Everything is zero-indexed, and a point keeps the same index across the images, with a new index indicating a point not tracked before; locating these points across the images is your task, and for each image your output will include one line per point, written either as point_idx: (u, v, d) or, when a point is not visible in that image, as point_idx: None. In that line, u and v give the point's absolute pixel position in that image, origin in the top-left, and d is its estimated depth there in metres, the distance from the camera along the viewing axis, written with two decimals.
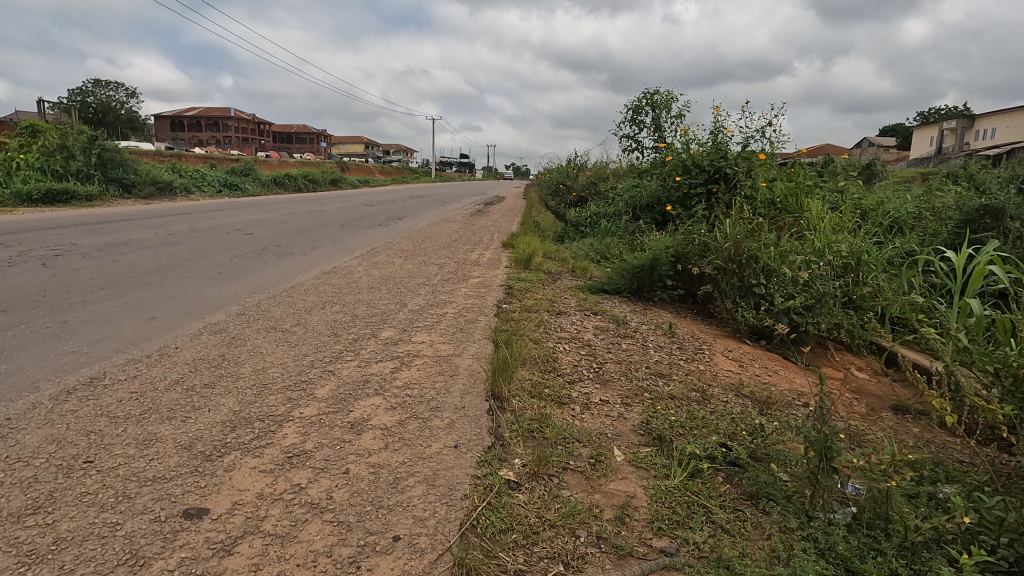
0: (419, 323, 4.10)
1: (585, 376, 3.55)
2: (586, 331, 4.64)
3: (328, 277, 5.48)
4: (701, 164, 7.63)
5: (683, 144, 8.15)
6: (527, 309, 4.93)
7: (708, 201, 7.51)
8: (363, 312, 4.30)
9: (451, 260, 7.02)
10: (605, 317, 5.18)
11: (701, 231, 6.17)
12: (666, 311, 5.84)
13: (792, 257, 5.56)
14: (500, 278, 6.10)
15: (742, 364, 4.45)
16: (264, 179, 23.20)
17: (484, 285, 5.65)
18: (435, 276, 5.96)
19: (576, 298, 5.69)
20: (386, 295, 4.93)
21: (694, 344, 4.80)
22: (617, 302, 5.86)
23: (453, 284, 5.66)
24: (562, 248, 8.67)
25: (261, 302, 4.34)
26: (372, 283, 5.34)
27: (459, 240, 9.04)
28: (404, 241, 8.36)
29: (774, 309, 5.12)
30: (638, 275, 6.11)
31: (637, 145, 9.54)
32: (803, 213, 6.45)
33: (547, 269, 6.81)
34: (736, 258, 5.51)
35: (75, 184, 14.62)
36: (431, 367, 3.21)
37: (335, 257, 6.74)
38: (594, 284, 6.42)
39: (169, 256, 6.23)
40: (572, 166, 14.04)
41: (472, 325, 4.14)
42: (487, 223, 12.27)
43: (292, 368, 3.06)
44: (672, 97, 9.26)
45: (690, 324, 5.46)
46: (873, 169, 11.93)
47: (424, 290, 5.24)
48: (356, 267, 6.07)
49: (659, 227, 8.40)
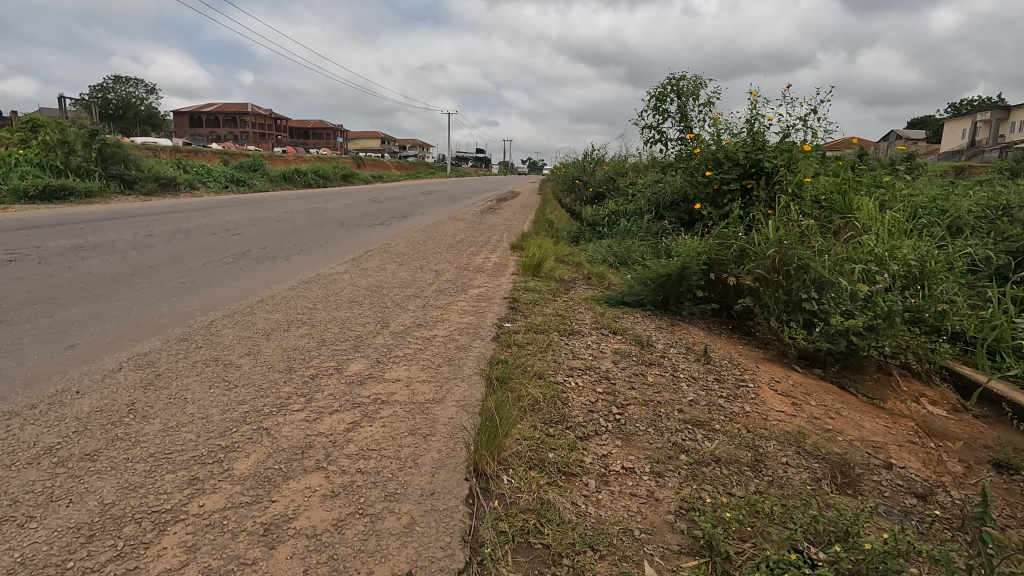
0: (399, 351, 3.36)
1: (602, 427, 2.77)
2: (603, 358, 3.86)
3: (306, 288, 4.77)
4: (734, 157, 6.76)
5: (714, 136, 7.28)
6: (534, 329, 4.17)
7: (742, 200, 6.65)
8: (334, 336, 3.57)
9: (452, 266, 6.26)
10: (627, 338, 4.39)
11: (738, 236, 5.33)
12: (697, 329, 5.02)
13: (849, 267, 4.70)
14: (505, 288, 5.33)
15: (794, 401, 3.64)
16: (273, 174, 22.70)
17: (485, 297, 4.89)
18: (430, 286, 5.21)
19: (592, 313, 4.89)
20: (368, 311, 4.20)
21: (734, 373, 3.99)
22: (640, 317, 5.05)
23: (449, 295, 4.90)
24: (577, 250, 7.87)
25: (215, 323, 3.64)
26: (355, 296, 4.64)
27: (465, 241, 8.28)
28: (403, 242, 7.66)
29: (829, 329, 4.28)
30: (663, 285, 5.30)
31: (660, 137, 8.69)
32: (857, 215, 5.57)
33: (560, 276, 6.04)
34: (782, 267, 4.67)
35: (74, 180, 14.19)
36: (400, 421, 2.46)
37: (322, 262, 6.05)
38: (613, 294, 5.63)
39: (136, 262, 5.59)
40: (589, 161, 13.24)
41: (463, 355, 3.38)
42: (498, 222, 11.49)
43: (217, 422, 2.33)
44: (701, 83, 8.37)
45: (726, 346, 4.64)
46: (918, 163, 10.93)
47: (415, 304, 4.50)
48: (341, 276, 5.35)
49: (686, 228, 7.56)
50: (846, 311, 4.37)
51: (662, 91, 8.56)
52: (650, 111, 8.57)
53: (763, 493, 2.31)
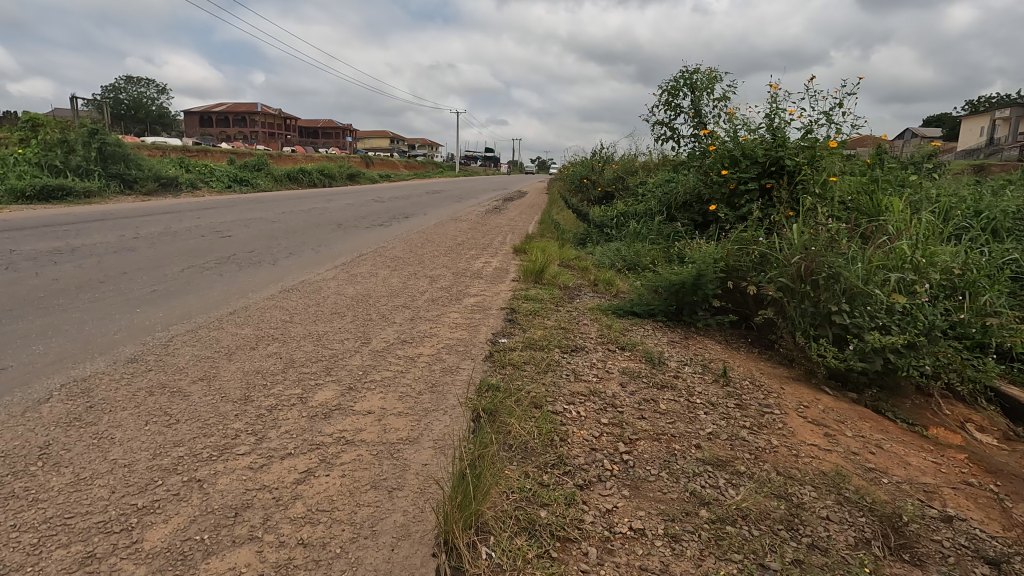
0: (376, 374, 2.96)
1: (606, 472, 2.35)
2: (609, 381, 3.43)
3: (286, 297, 4.39)
4: (752, 155, 6.30)
5: (731, 132, 6.81)
6: (533, 346, 3.76)
7: (761, 200, 6.19)
8: (306, 355, 3.18)
9: (448, 271, 5.86)
10: (636, 355, 3.97)
11: (758, 241, 4.89)
12: (714, 344, 4.57)
13: (883, 277, 4.24)
14: (504, 296, 4.92)
15: (826, 433, 3.20)
16: (277, 174, 22.45)
17: (481, 308, 4.47)
18: (422, 295, 4.81)
19: (598, 327, 4.47)
20: (349, 324, 3.80)
21: (757, 397, 3.55)
22: (650, 330, 4.62)
23: (441, 305, 4.50)
24: (583, 253, 7.44)
25: (175, 341, 3.26)
26: (339, 306, 4.26)
27: (465, 244, 7.87)
28: (400, 245, 7.28)
29: (863, 347, 3.83)
30: (676, 294, 4.86)
31: (672, 134, 8.24)
32: (890, 217, 5.09)
33: (564, 283, 5.62)
34: (809, 276, 4.21)
35: (73, 180, 13.96)
36: (363, 469, 2.06)
37: (310, 267, 5.67)
38: (621, 302, 5.20)
39: (110, 266, 5.24)
40: (597, 159, 12.81)
41: (449, 378, 2.97)
42: (502, 223, 11.08)
43: (141, 471, 1.94)
44: (716, 76, 7.90)
45: (747, 364, 4.20)
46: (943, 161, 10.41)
47: (403, 316, 4.10)
48: (327, 282, 4.96)
49: (700, 231, 7.10)
50: (881, 326, 3.91)
51: (674, 85, 8.10)
52: (661, 106, 8.11)
53: (805, 566, 1.89)
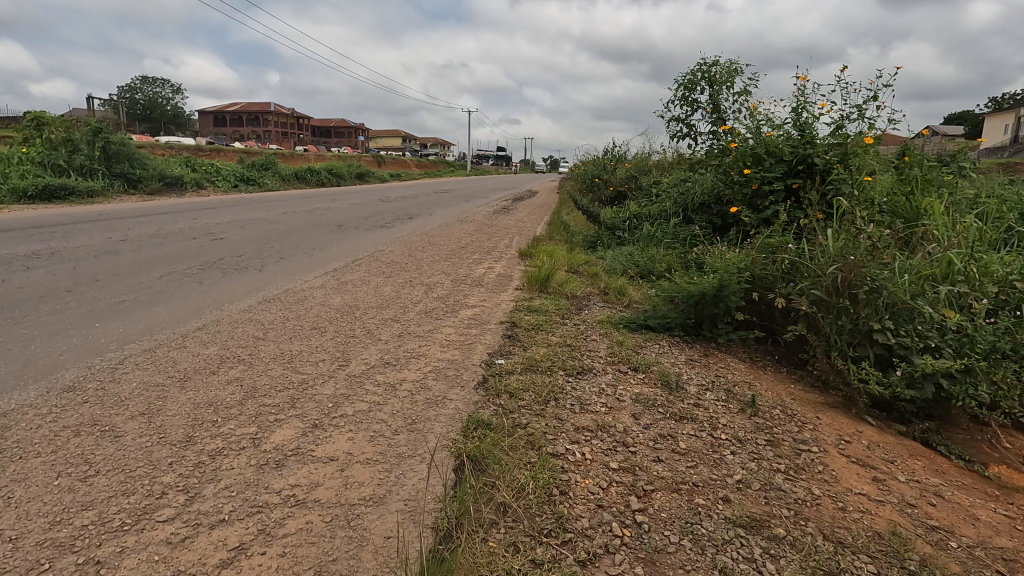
0: (348, 408, 2.55)
1: (616, 541, 1.91)
2: (620, 412, 2.99)
3: (264, 309, 4.00)
4: (777, 153, 5.80)
5: (753, 128, 6.32)
6: (533, 368, 3.33)
7: (786, 202, 5.70)
8: (272, 382, 2.78)
9: (446, 278, 5.44)
10: (650, 379, 3.51)
11: (786, 249, 4.41)
12: (737, 363, 4.10)
13: (932, 290, 3.74)
14: (505, 308, 4.49)
15: (875, 477, 2.73)
16: (285, 173, 22.23)
17: (479, 322, 4.06)
18: (414, 305, 4.40)
19: (607, 343, 4.03)
20: (328, 342, 3.40)
21: (790, 431, 3.08)
22: (666, 346, 4.17)
23: (435, 318, 4.08)
24: (593, 257, 6.98)
25: (126, 363, 2.89)
26: (321, 319, 3.86)
27: (469, 248, 7.46)
28: (399, 249, 6.88)
29: (912, 372, 3.34)
30: (695, 307, 4.40)
31: (689, 131, 7.75)
32: (933, 222, 4.58)
33: (572, 291, 5.17)
34: (848, 289, 3.73)
35: (75, 179, 13.75)
36: (308, 545, 1.64)
37: (298, 273, 5.28)
38: (634, 314, 4.74)
39: (85, 272, 4.89)
40: (610, 158, 12.34)
41: (431, 412, 2.55)
42: (510, 224, 10.66)
43: (26, 551, 1.55)
44: (736, 69, 7.39)
45: (775, 389, 3.73)
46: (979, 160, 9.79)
47: (390, 332, 3.69)
48: (313, 292, 4.57)
49: (718, 234, 6.61)
50: (933, 347, 3.42)
51: (691, 79, 7.61)
52: (677, 102, 7.62)
53: None
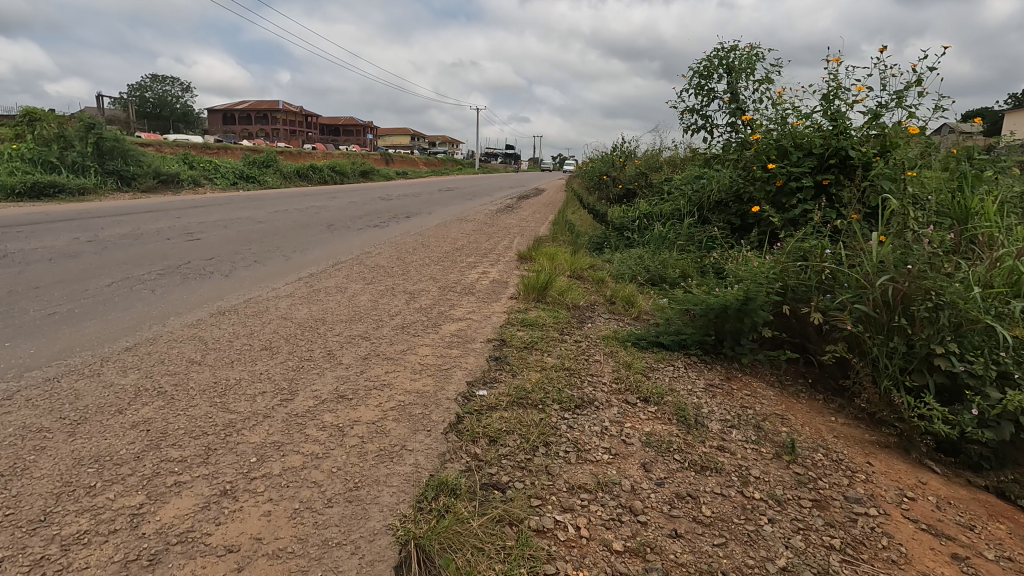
0: (274, 465, 1.98)
1: None
2: (626, 462, 2.40)
3: (213, 323, 3.45)
4: (806, 145, 5.21)
5: (776, 118, 5.70)
6: (521, 401, 2.75)
7: (815, 200, 5.09)
8: (189, 424, 2.22)
9: (433, 285, 4.88)
10: (663, 414, 2.92)
11: (823, 255, 3.79)
12: (766, 391, 3.49)
13: (1005, 305, 3.10)
14: (495, 321, 3.92)
15: (955, 554, 2.11)
16: (287, 170, 21.76)
17: (463, 339, 3.48)
18: (390, 319, 3.83)
19: (612, 366, 3.44)
20: (276, 367, 2.84)
21: (839, 485, 2.47)
22: (681, 369, 3.57)
23: (412, 335, 3.51)
24: (599, 260, 6.39)
25: (15, 398, 2.34)
26: (275, 336, 3.30)
27: (464, 250, 6.88)
28: (387, 250, 6.34)
29: (988, 408, 2.71)
30: (715, 321, 3.79)
31: (705, 124, 7.13)
32: (995, 223, 3.88)
33: (573, 300, 4.59)
34: (904, 303, 3.10)
35: (67, 176, 13.35)
36: None
37: (268, 279, 4.75)
38: (644, 328, 4.15)
39: (27, 278, 4.38)
40: (618, 154, 11.74)
41: (380, 472, 1.98)
42: (512, 224, 10.06)
43: None
44: (757, 55, 6.75)
45: (813, 425, 3.12)
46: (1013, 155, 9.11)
47: (354, 353, 3.12)
48: (277, 302, 4.01)
49: (737, 235, 6.03)
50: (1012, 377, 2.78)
51: (707, 66, 6.99)
52: (692, 91, 7.00)
53: None
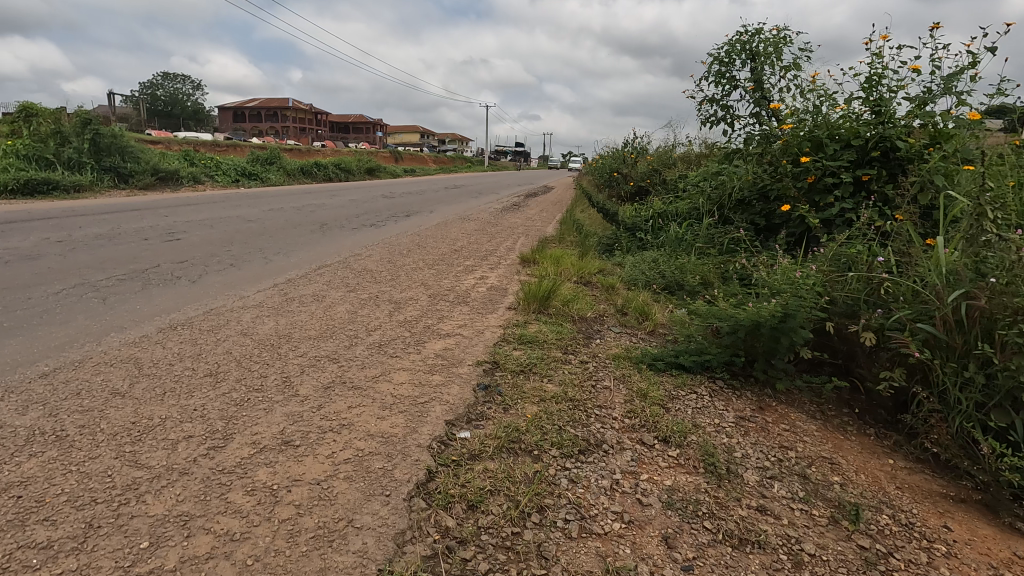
0: (168, 557, 1.47)
1: None
2: (643, 536, 1.86)
3: (157, 342, 2.96)
4: (844, 136, 4.65)
5: (808, 107, 5.13)
6: (512, 448, 2.23)
7: (854, 199, 4.54)
8: (76, 487, 1.72)
9: (423, 293, 4.37)
10: (688, 460, 2.38)
11: (873, 264, 3.23)
12: (808, 426, 2.95)
13: None
14: (489, 338, 3.39)
15: None
16: (291, 167, 21.36)
17: (449, 362, 2.95)
18: (367, 335, 3.31)
19: (624, 396, 2.90)
20: (215, 400, 2.33)
21: (918, 566, 1.93)
22: (706, 398, 3.03)
23: (389, 356, 2.99)
24: (609, 264, 5.85)
25: None
26: (226, 359, 2.80)
27: (463, 252, 6.35)
28: (378, 253, 5.84)
29: None
30: (744, 341, 3.24)
31: (725, 115, 6.55)
32: None
33: (579, 312, 4.05)
34: (984, 324, 2.56)
35: (62, 173, 13.01)
36: None
37: (240, 286, 4.26)
38: (661, 346, 3.61)
39: None
40: (629, 150, 11.17)
41: (311, 568, 1.47)
42: (517, 223, 9.51)
43: None
44: (784, 38, 6.15)
45: (870, 471, 2.57)
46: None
47: (315, 381, 2.61)
48: (241, 315, 3.52)
49: (762, 236, 5.46)
50: None
51: (727, 52, 6.41)
52: (712, 79, 6.43)
53: None
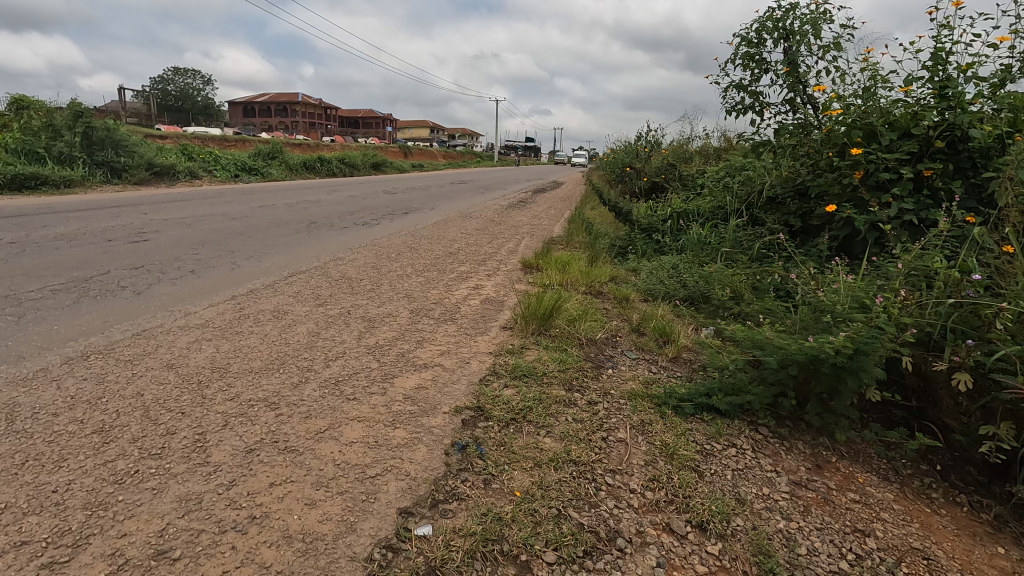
0: None
1: None
2: None
3: (52, 380, 2.34)
4: (901, 124, 3.96)
5: (857, 91, 4.40)
6: (489, 552, 1.58)
7: (914, 197, 3.84)
8: None
9: (404, 308, 3.73)
10: (736, 563, 1.72)
11: (963, 283, 2.54)
12: (883, 495, 2.27)
13: None
14: (475, 371, 2.74)
15: None
16: (293, 162, 20.82)
17: (418, 407, 2.32)
18: (324, 367, 2.67)
19: (645, 455, 2.24)
20: (86, 478, 1.71)
21: None
22: (749, 454, 2.37)
23: (343, 400, 2.35)
24: (622, 270, 5.18)
25: None
26: (128, 406, 2.17)
27: (459, 255, 5.71)
28: (363, 257, 5.21)
29: None
30: (796, 378, 2.56)
31: (754, 103, 5.81)
32: None
33: (588, 333, 3.39)
34: None
35: (52, 167, 12.52)
36: None
37: (190, 299, 3.64)
38: (688, 380, 2.94)
39: None
40: (643, 143, 10.47)
41: None
42: (522, 222, 8.85)
43: None
44: (822, 14, 5.42)
45: (981, 571, 1.90)
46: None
47: (236, 441, 1.98)
48: (175, 339, 2.89)
49: (798, 239, 4.76)
50: None
51: (757, 31, 5.67)
52: (739, 62, 5.72)
53: None
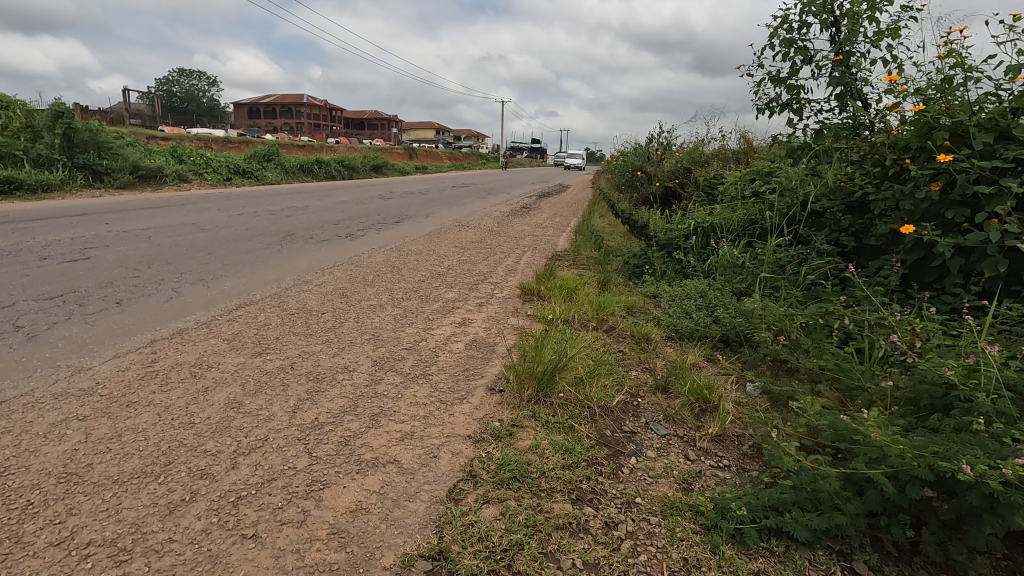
0: None
1: None
2: None
3: None
4: (999, 124, 3.12)
5: (932, 83, 3.54)
6: None
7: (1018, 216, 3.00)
8: None
9: (365, 357, 2.93)
10: None
11: None
12: None
13: None
14: (443, 473, 1.94)
15: None
16: (289, 165, 20.15)
17: (345, 557, 1.51)
18: (227, 468, 1.87)
19: None
20: None
21: None
22: None
23: (233, 541, 1.55)
24: (639, 298, 4.36)
25: None
26: None
27: (448, 276, 4.91)
28: (333, 281, 4.42)
29: None
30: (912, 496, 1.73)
31: (793, 98, 4.94)
32: None
33: (600, 400, 2.58)
34: None
35: (28, 171, 11.82)
36: None
37: (94, 347, 2.85)
38: (742, 477, 2.11)
39: None
40: (655, 145, 9.66)
41: None
42: (524, 232, 8.06)
43: None
44: None
45: None
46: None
47: None
48: (34, 421, 2.10)
49: (854, 262, 3.93)
50: None
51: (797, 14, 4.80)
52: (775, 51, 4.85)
53: None
